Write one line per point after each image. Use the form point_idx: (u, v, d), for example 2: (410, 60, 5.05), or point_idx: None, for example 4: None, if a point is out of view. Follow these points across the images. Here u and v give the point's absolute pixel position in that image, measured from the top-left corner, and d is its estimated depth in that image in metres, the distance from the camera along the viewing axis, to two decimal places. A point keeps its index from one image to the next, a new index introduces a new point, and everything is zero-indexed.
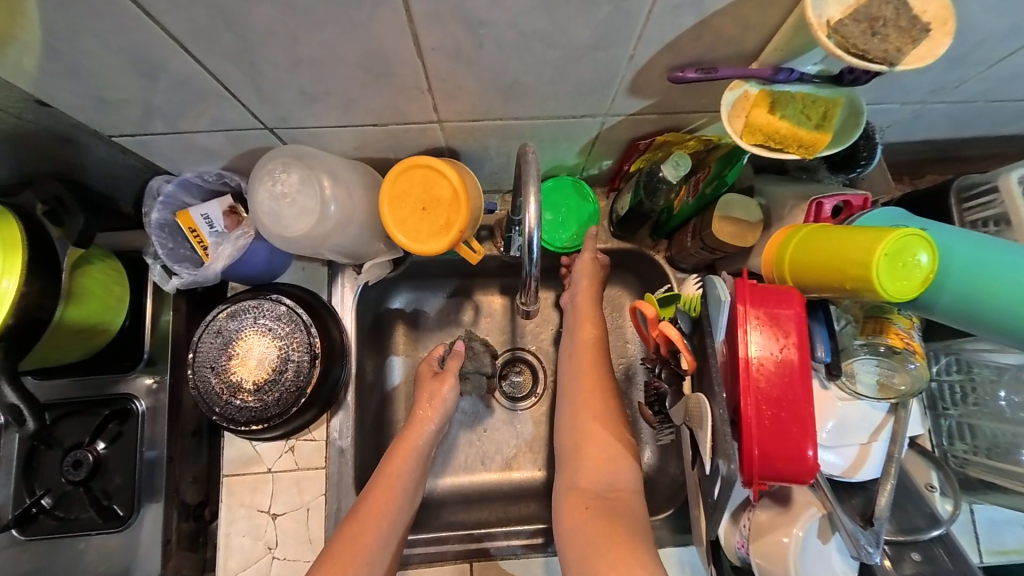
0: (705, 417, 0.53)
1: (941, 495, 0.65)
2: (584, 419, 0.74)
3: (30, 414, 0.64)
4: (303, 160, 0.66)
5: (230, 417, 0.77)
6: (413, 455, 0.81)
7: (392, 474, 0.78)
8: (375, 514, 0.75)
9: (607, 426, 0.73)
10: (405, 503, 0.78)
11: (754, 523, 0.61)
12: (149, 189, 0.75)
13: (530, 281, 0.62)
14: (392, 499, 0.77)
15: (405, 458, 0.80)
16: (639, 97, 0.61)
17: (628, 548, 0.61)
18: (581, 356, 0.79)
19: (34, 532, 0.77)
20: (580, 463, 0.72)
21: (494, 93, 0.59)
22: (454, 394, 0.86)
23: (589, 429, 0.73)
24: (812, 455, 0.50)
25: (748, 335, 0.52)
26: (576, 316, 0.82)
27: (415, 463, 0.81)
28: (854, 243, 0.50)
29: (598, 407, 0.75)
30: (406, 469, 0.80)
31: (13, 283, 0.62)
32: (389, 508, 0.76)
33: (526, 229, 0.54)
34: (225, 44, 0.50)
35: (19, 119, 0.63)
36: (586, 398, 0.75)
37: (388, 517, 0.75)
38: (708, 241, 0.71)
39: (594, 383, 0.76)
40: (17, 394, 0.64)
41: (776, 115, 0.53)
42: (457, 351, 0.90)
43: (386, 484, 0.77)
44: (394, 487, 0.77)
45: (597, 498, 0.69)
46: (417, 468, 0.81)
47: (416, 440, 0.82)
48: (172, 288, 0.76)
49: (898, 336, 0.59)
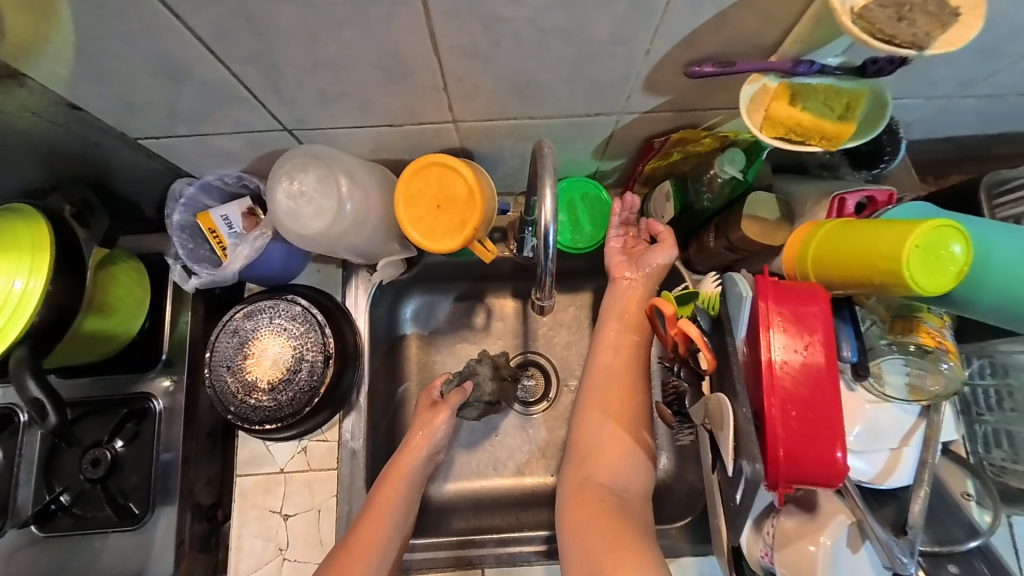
0: (727, 417, 0.51)
1: (979, 506, 0.61)
2: (608, 420, 0.71)
3: (52, 408, 0.65)
4: (319, 159, 0.67)
5: (245, 416, 0.77)
6: (404, 483, 0.79)
7: (382, 506, 0.76)
8: (366, 547, 0.73)
9: (635, 428, 0.70)
10: (400, 525, 0.77)
11: (778, 531, 0.58)
12: (172, 192, 0.76)
13: (545, 278, 0.61)
14: (377, 537, 0.74)
15: (396, 489, 0.78)
16: (655, 94, 0.61)
17: (636, 547, 0.60)
18: (614, 355, 0.74)
19: (53, 529, 0.78)
20: (599, 459, 0.70)
21: (509, 92, 0.60)
22: (448, 425, 0.82)
23: (607, 430, 0.70)
24: (841, 457, 0.48)
25: (770, 335, 0.50)
26: (621, 311, 0.75)
27: (406, 491, 0.79)
28: (883, 236, 0.49)
29: (622, 409, 0.71)
30: (397, 502, 0.77)
31: (39, 283, 0.63)
32: (389, 528, 0.76)
33: (541, 225, 0.54)
34: (247, 45, 0.51)
35: (50, 123, 0.65)
36: (615, 399, 0.72)
37: (387, 534, 0.75)
38: (735, 240, 0.69)
39: (628, 384, 0.72)
40: (39, 389, 0.64)
41: (798, 107, 0.52)
42: (464, 389, 0.87)
43: (376, 517, 0.75)
44: (384, 520, 0.75)
45: (611, 494, 0.67)
46: (408, 495, 0.79)
47: (408, 467, 0.80)
48: (191, 288, 0.75)
49: (930, 334, 0.58)
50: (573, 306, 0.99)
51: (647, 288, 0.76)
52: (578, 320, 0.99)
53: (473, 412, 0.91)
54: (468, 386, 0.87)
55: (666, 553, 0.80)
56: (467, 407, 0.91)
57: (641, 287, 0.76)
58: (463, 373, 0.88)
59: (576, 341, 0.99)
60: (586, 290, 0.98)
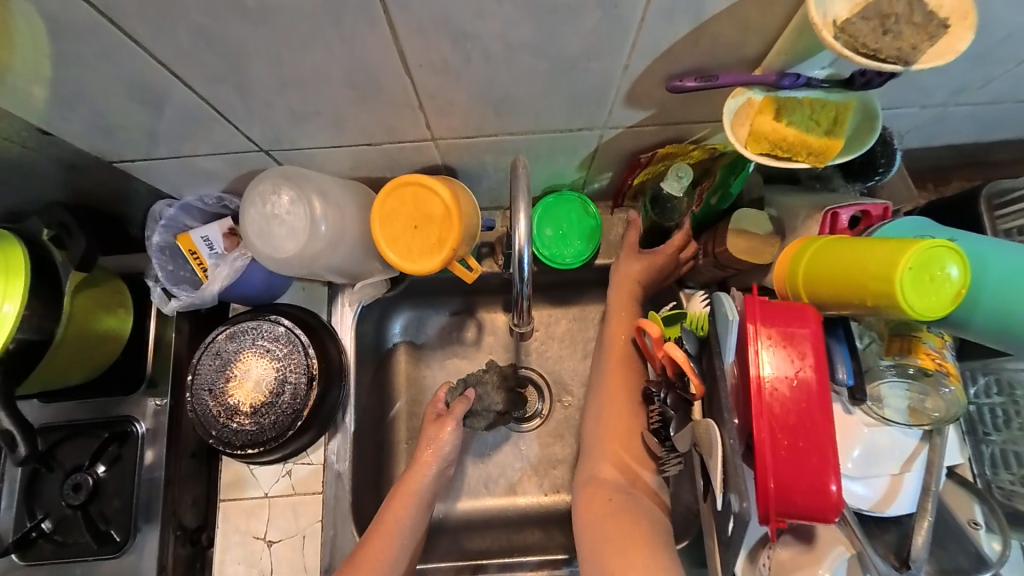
0: (714, 445, 0.49)
1: (988, 533, 0.58)
2: (613, 410, 0.70)
3: (23, 439, 0.64)
4: (292, 180, 0.65)
5: (227, 440, 0.76)
6: (412, 500, 0.76)
7: (391, 522, 0.74)
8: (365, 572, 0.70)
9: (640, 419, 0.69)
10: (399, 554, 0.73)
11: (774, 562, 0.55)
12: (153, 213, 0.75)
13: (521, 301, 0.59)
14: (383, 557, 0.72)
15: (404, 509, 0.75)
16: (638, 108, 0.59)
17: (647, 547, 0.58)
18: (610, 355, 0.73)
19: (32, 557, 0.77)
20: (604, 455, 0.68)
21: (485, 108, 0.58)
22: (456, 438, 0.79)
23: (612, 421, 0.70)
24: (834, 490, 0.45)
25: (759, 358, 0.48)
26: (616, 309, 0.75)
27: (416, 510, 0.76)
28: (873, 256, 0.46)
29: (624, 402, 0.70)
30: (405, 521, 0.75)
31: (13, 306, 0.62)
32: (389, 554, 0.72)
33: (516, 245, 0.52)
34: (213, 67, 0.50)
35: (24, 146, 0.64)
36: (614, 392, 0.71)
37: (395, 553, 0.73)
38: (721, 258, 0.67)
39: (629, 375, 0.71)
40: (9, 419, 0.64)
41: (783, 121, 0.50)
42: (466, 396, 0.83)
43: (384, 532, 0.73)
44: (393, 537, 0.73)
45: (619, 491, 0.65)
46: (414, 518, 0.76)
47: (417, 485, 0.77)
48: (170, 311, 0.73)
49: (930, 356, 0.55)
50: (564, 320, 0.98)
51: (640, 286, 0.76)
52: (569, 335, 0.98)
53: (481, 422, 0.88)
54: (471, 393, 0.84)
55: None
56: (474, 416, 0.87)
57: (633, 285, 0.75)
58: (466, 383, 0.86)
59: (568, 356, 0.97)
60: (576, 304, 0.97)
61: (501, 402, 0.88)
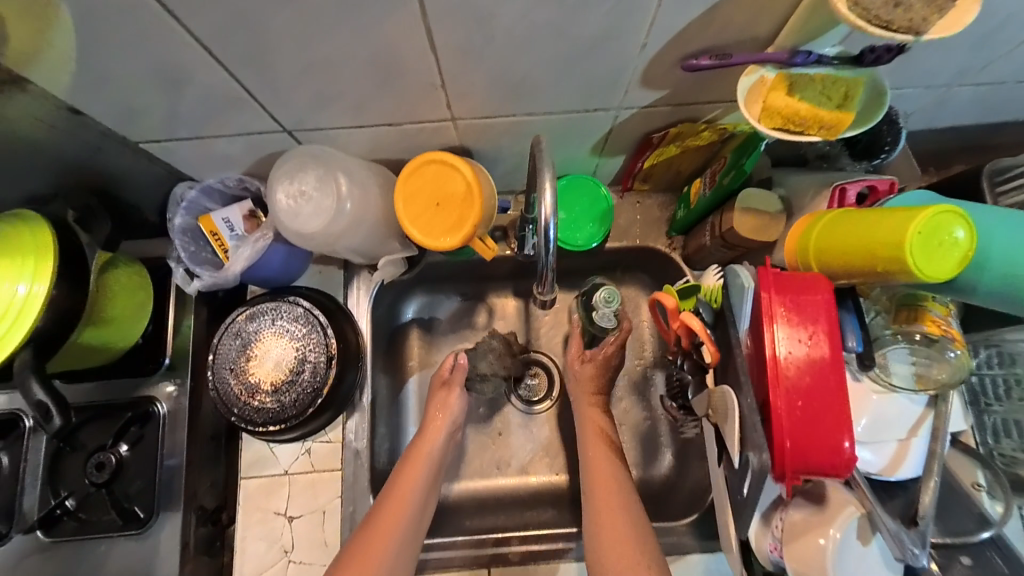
0: (732, 408, 0.51)
1: (990, 496, 0.61)
2: (606, 519, 0.73)
3: (58, 412, 0.64)
4: (318, 160, 0.67)
5: (249, 418, 0.77)
6: (425, 462, 0.79)
7: (406, 485, 0.76)
8: (386, 528, 0.72)
9: (634, 523, 0.73)
10: (416, 518, 0.75)
11: (787, 525, 0.58)
12: (173, 196, 0.76)
13: (547, 272, 0.60)
14: (404, 513, 0.74)
15: (418, 470, 0.78)
16: (652, 89, 0.61)
17: None
18: (591, 456, 0.81)
19: (57, 534, 0.78)
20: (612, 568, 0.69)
21: (505, 90, 0.60)
22: (463, 402, 0.85)
23: (610, 521, 0.73)
24: (848, 447, 0.48)
25: (773, 323, 0.50)
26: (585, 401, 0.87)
27: (428, 470, 0.79)
28: (885, 223, 0.48)
29: (612, 496, 0.75)
30: (417, 482, 0.77)
31: (43, 287, 0.63)
32: (406, 514, 0.74)
33: (541, 220, 0.50)
34: (239, 48, 0.51)
35: None
36: (603, 496, 0.75)
37: (409, 517, 0.74)
38: (730, 238, 0.71)
39: (612, 478, 0.77)
40: (45, 392, 0.64)
41: (795, 96, 0.51)
42: (460, 365, 0.88)
43: (400, 494, 0.75)
44: (408, 498, 0.75)
45: None
46: (427, 481, 0.78)
47: (429, 448, 0.81)
48: (194, 290, 0.74)
49: (935, 323, 0.57)
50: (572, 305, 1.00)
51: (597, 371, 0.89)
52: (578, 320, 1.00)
53: (489, 387, 0.96)
54: (463, 359, 0.89)
55: (670, 548, 0.81)
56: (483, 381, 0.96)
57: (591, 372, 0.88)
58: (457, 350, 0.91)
59: None
60: (584, 288, 1.00)
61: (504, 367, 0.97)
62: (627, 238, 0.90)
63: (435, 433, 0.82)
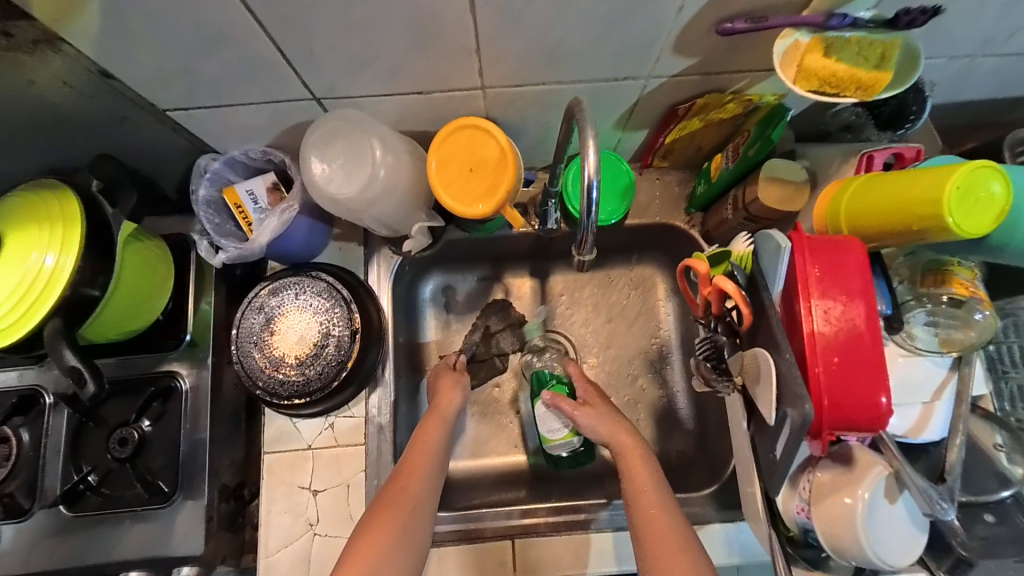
0: (768, 368, 0.52)
1: (1009, 456, 0.63)
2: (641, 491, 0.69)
3: (92, 377, 0.65)
4: (344, 128, 0.66)
5: (273, 391, 0.77)
6: (442, 425, 0.80)
7: (426, 439, 0.77)
8: (415, 464, 0.74)
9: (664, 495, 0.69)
10: (438, 469, 0.75)
11: (815, 486, 0.60)
12: (195, 167, 0.74)
13: (587, 236, 0.54)
14: (427, 462, 0.75)
15: (435, 429, 0.79)
16: (683, 56, 0.61)
17: None
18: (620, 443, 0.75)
19: (80, 509, 0.78)
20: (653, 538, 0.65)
21: (539, 56, 0.60)
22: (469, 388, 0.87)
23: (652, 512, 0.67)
24: (885, 402, 0.48)
25: (809, 284, 0.51)
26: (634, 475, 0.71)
27: (443, 433, 0.79)
28: (920, 182, 0.49)
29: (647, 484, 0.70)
30: (437, 437, 0.78)
31: (71, 260, 0.63)
32: (429, 463, 0.75)
33: (584, 179, 0.49)
34: (276, 8, 0.50)
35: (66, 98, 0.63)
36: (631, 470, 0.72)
37: (431, 466, 0.75)
38: (753, 209, 0.71)
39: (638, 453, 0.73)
40: (77, 357, 0.64)
41: (832, 58, 0.52)
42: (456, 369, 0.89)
43: (420, 447, 0.76)
44: (428, 449, 0.76)
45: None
46: (445, 437, 0.79)
47: (446, 407, 0.82)
48: (218, 263, 0.74)
49: (964, 285, 0.59)
50: (588, 285, 1.01)
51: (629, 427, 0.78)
52: (594, 299, 1.01)
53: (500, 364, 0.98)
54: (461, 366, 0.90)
55: (691, 519, 0.82)
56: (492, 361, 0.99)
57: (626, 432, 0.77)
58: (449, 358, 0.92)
59: (594, 318, 1.00)
60: (601, 268, 1.01)
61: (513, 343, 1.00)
62: (646, 215, 0.90)
63: (450, 400, 0.82)
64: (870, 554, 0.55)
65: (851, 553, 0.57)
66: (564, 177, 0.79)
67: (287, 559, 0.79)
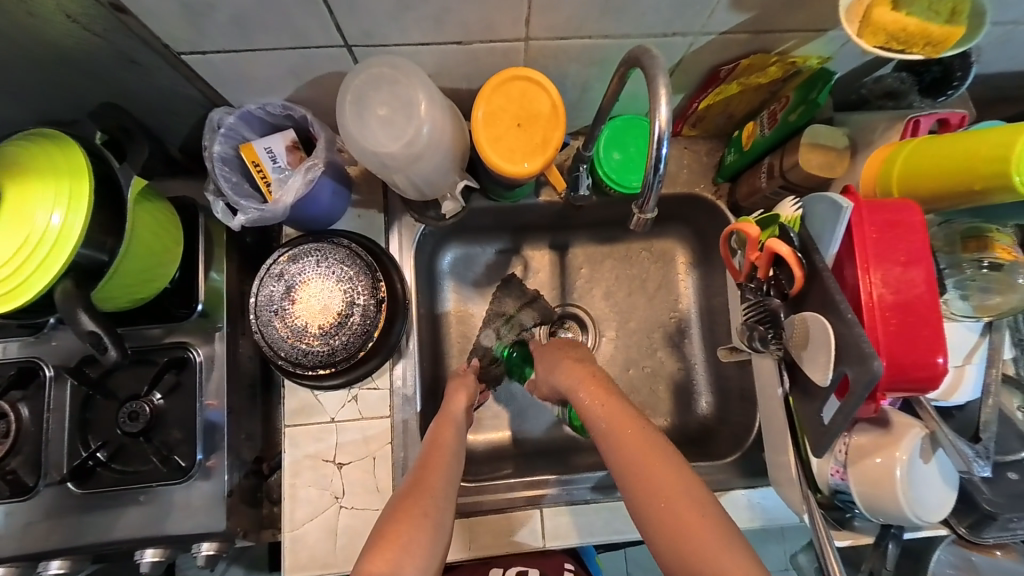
0: (828, 332, 0.51)
1: None
2: (594, 408, 0.67)
3: (112, 342, 0.61)
4: (384, 78, 0.62)
5: (297, 360, 0.74)
6: (454, 427, 0.73)
7: (442, 437, 0.71)
8: (436, 460, 0.67)
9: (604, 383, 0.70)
10: (455, 466, 0.68)
11: (852, 448, 0.60)
12: (209, 121, 0.69)
13: (650, 196, 0.55)
14: (445, 457, 0.68)
15: (449, 430, 0.72)
16: (739, 11, 0.59)
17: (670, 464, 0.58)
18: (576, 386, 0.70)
19: (92, 485, 0.74)
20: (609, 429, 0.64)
21: (593, 3, 0.56)
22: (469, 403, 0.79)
23: (596, 403, 0.67)
24: (941, 362, 0.50)
25: (866, 246, 0.51)
26: (594, 410, 0.67)
27: (456, 433, 0.73)
28: (987, 141, 0.51)
29: (599, 385, 0.69)
30: (451, 440, 0.71)
31: (78, 220, 0.57)
32: (448, 459, 0.68)
33: (653, 136, 0.49)
34: None
35: (65, 37, 0.56)
36: (588, 393, 0.68)
37: (444, 477, 0.65)
38: (792, 177, 0.70)
39: (592, 374, 0.71)
40: (94, 321, 0.60)
41: (902, 12, 0.51)
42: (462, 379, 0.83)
43: (435, 449, 0.69)
44: (445, 452, 0.68)
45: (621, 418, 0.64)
46: (459, 436, 0.73)
47: (456, 409, 0.77)
48: (236, 226, 0.69)
49: (1006, 250, 0.58)
50: (609, 258, 1.00)
51: (613, 390, 0.69)
52: (615, 273, 1.00)
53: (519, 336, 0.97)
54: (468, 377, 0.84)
55: (714, 485, 0.83)
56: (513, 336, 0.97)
57: (605, 390, 0.68)
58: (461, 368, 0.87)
59: (615, 291, 0.99)
60: (622, 241, 0.99)
61: (533, 317, 0.98)
62: (675, 184, 0.88)
63: (458, 399, 0.78)
64: (906, 512, 0.57)
65: (886, 512, 0.59)
66: (597, 143, 0.76)
67: (314, 532, 0.78)
